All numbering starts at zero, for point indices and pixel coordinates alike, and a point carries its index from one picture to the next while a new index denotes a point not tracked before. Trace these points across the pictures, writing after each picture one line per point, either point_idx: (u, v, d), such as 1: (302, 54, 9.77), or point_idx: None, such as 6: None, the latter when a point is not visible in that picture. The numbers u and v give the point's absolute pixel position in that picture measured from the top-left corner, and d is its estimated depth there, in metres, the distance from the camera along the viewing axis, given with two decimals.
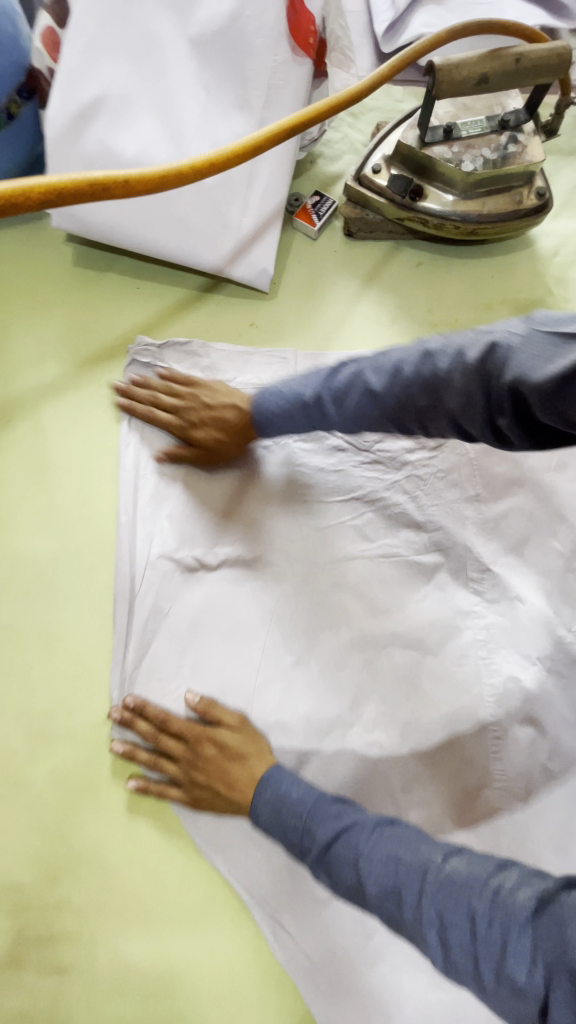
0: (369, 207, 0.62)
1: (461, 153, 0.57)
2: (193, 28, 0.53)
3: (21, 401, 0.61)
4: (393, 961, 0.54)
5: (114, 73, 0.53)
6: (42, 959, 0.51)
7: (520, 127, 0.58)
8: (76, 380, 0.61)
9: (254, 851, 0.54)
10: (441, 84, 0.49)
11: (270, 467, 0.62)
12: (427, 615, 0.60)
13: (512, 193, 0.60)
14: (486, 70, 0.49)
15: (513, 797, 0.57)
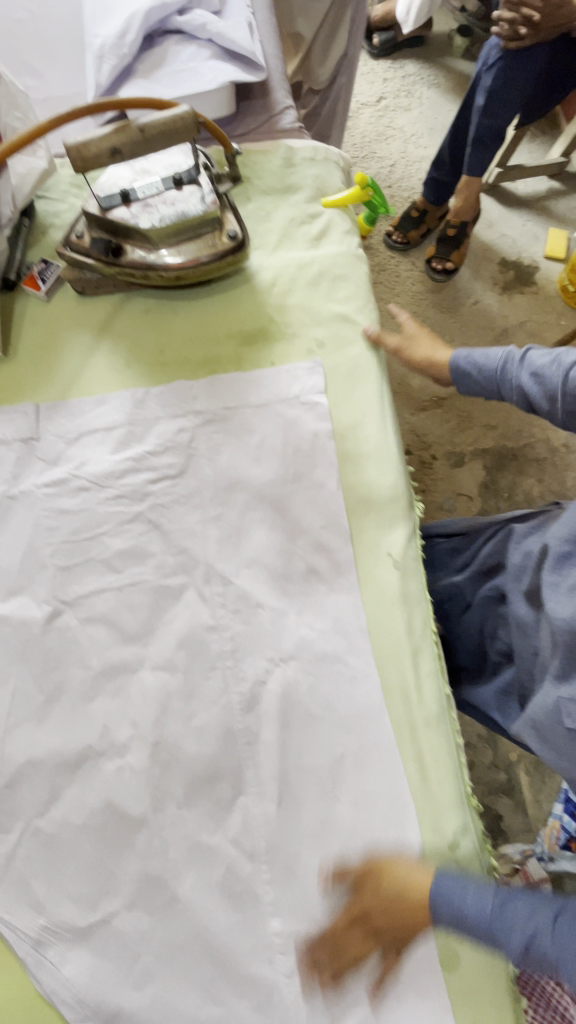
0: (84, 268, 0.67)
1: (139, 212, 0.63)
2: None
3: None
4: (162, 985, 0.55)
5: None
6: None
7: (193, 181, 0.63)
8: None
9: (12, 887, 0.56)
10: (78, 160, 0.55)
11: (16, 512, 0.63)
12: (176, 635, 0.61)
13: (206, 240, 0.66)
14: (114, 144, 0.55)
15: (266, 796, 0.59)
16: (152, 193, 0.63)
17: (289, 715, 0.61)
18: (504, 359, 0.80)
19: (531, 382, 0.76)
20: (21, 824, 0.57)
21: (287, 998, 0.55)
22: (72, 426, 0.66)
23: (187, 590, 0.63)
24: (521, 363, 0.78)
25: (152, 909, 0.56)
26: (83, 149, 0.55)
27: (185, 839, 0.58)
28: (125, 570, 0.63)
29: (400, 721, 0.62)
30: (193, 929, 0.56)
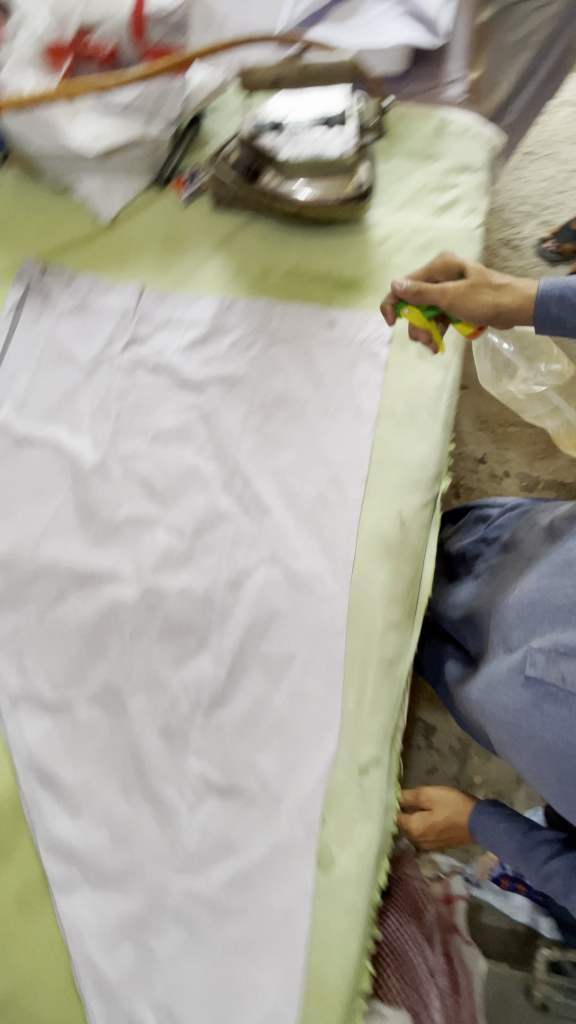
0: (225, 184, 0.76)
1: (281, 143, 0.72)
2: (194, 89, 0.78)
3: None
4: (94, 769, 0.67)
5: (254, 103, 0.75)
6: None
7: (338, 119, 0.72)
8: None
9: (9, 651, 0.69)
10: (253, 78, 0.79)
11: (103, 368, 0.75)
12: (193, 510, 0.71)
13: (333, 183, 0.73)
14: (279, 74, 0.78)
15: (221, 663, 0.68)
16: (298, 125, 0.73)
17: (261, 608, 0.69)
18: (544, 302, 0.57)
19: (555, 309, 0.56)
20: (30, 609, 0.70)
21: (183, 822, 0.65)
22: (169, 315, 0.77)
23: (212, 481, 0.72)
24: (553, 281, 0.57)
25: (106, 709, 0.67)
26: (257, 75, 0.79)
27: (142, 676, 0.68)
28: (170, 445, 0.73)
29: (354, 652, 0.68)
30: (128, 739, 0.67)
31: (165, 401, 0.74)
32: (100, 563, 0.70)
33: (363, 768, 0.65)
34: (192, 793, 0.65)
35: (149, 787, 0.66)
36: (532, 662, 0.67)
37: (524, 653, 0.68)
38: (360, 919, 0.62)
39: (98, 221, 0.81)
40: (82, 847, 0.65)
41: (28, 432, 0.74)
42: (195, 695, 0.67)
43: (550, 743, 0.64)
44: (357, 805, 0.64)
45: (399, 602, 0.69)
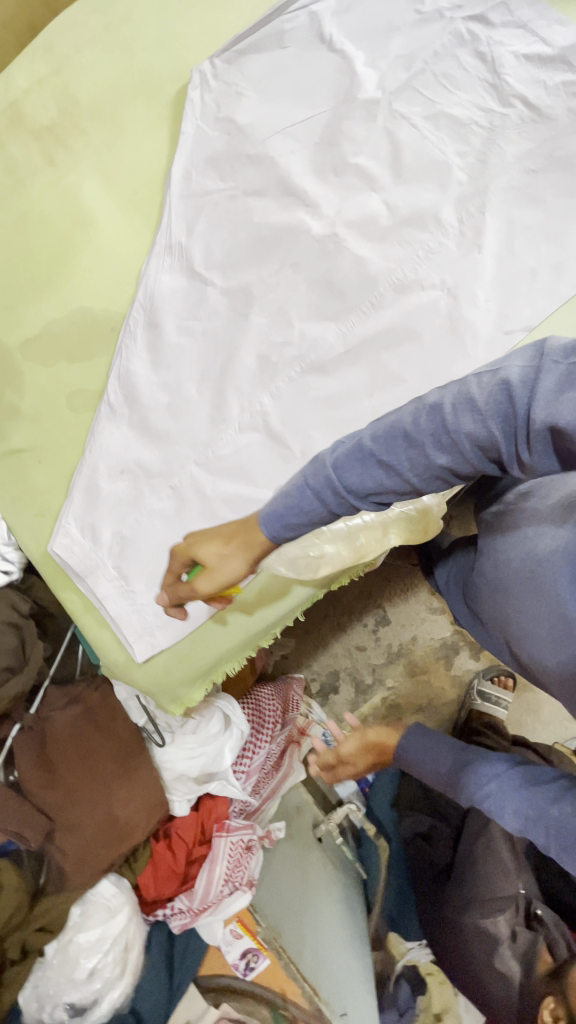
0: None
1: None
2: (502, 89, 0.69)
3: None
4: (190, 345, 0.71)
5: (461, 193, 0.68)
6: (45, 143, 0.74)
7: None
8: None
9: (187, 207, 0.71)
10: None
11: (435, 28, 0.70)
12: (417, 200, 0.68)
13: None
14: None
15: (343, 342, 0.69)
16: None
17: (408, 322, 0.68)
18: (404, 478, 0.43)
19: (406, 463, 0.42)
20: (229, 184, 0.70)
21: (227, 433, 0.71)
22: (527, 21, 0.70)
23: (452, 187, 0.68)
24: (447, 434, 0.40)
25: (232, 307, 0.71)
26: None
27: (275, 303, 0.70)
28: (441, 132, 0.69)
29: None
30: (231, 344, 0.71)
31: (467, 91, 0.69)
32: (310, 186, 0.69)
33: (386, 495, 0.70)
34: (249, 417, 0.71)
35: (222, 390, 0.71)
36: None
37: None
38: (304, 587, 0.70)
39: None
40: (142, 392, 0.72)
41: (331, 34, 0.71)
42: (304, 350, 0.70)
43: (569, 651, 0.54)
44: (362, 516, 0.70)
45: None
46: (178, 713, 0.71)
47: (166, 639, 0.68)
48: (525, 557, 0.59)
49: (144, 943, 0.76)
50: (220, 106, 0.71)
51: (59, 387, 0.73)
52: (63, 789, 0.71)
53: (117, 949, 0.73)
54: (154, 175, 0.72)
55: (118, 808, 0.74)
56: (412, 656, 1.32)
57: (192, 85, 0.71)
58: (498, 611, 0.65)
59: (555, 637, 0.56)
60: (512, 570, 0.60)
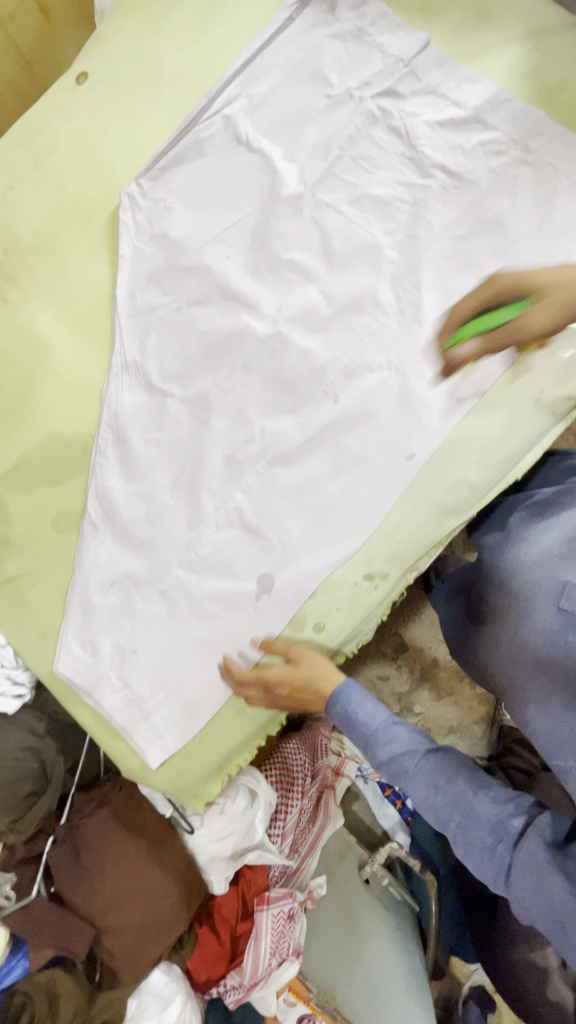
0: None
1: None
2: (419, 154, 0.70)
3: None
4: (158, 455, 0.74)
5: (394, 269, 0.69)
6: None
7: None
8: None
9: (137, 325, 0.74)
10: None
11: (348, 109, 0.71)
12: (353, 285, 0.70)
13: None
14: None
15: (303, 432, 0.71)
16: None
17: (362, 404, 0.70)
18: None
19: None
20: (172, 297, 0.73)
21: (206, 534, 0.73)
22: (438, 85, 0.70)
23: (385, 268, 0.69)
24: None
25: (192, 414, 0.73)
26: None
27: (233, 405, 0.72)
28: (367, 214, 0.70)
29: (423, 485, 0.69)
30: (197, 448, 0.73)
31: (387, 168, 0.70)
32: (249, 288, 0.71)
33: (370, 579, 0.70)
34: (224, 515, 0.73)
35: (195, 493, 0.73)
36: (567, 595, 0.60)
37: (563, 586, 0.61)
38: (295, 685, 0.71)
39: None
40: (121, 505, 0.75)
41: (248, 135, 0.73)
42: (268, 444, 0.72)
43: (561, 667, 0.60)
44: (346, 604, 0.71)
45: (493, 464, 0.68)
46: (200, 807, 0.74)
47: (177, 741, 0.71)
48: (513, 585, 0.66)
49: (201, 1023, 0.79)
50: (153, 224, 0.74)
51: (42, 511, 0.76)
52: (100, 895, 0.74)
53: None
54: (101, 298, 0.75)
55: (155, 898, 0.77)
56: (435, 678, 1.31)
57: (123, 207, 0.74)
58: (488, 642, 0.69)
59: (544, 655, 0.61)
60: (510, 593, 0.66)
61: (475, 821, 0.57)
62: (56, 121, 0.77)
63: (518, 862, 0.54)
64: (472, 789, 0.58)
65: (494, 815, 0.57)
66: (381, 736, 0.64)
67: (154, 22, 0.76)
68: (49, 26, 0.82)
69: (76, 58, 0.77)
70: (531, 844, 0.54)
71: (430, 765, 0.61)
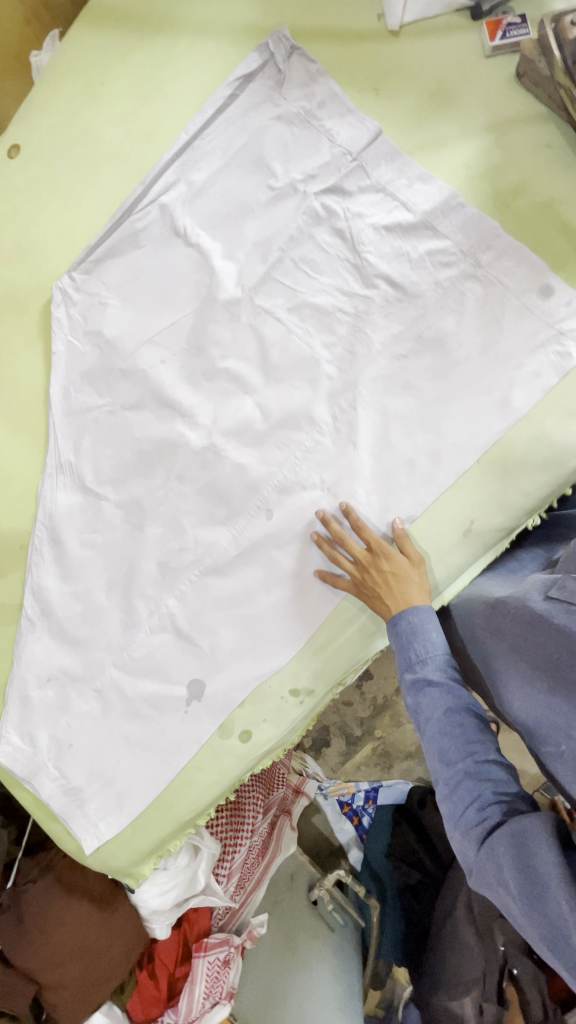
0: (543, 61, 0.61)
1: None
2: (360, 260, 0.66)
3: (177, 21, 0.70)
4: (93, 556, 0.74)
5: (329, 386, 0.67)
6: None
7: None
8: (232, 35, 0.68)
9: (70, 426, 0.73)
10: None
11: (290, 205, 0.67)
12: (289, 400, 0.68)
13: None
14: None
15: (235, 545, 0.71)
16: None
17: (295, 521, 0.70)
18: None
19: None
20: (107, 399, 0.71)
21: (139, 637, 0.74)
22: (387, 182, 0.65)
23: (322, 384, 0.67)
24: None
25: (127, 518, 0.73)
26: None
27: (167, 512, 0.72)
28: (305, 325, 0.67)
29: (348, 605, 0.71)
30: (132, 552, 0.74)
31: (328, 277, 0.67)
32: (183, 396, 0.69)
33: (294, 695, 0.72)
34: (158, 620, 0.74)
35: (129, 597, 0.74)
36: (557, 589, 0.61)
37: (555, 578, 0.62)
38: (222, 784, 0.74)
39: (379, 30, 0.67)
40: (57, 604, 0.75)
41: (186, 227, 0.69)
42: (201, 553, 0.72)
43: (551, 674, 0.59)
44: (272, 715, 0.73)
45: (435, 571, 0.68)
46: (134, 885, 0.79)
47: (111, 830, 0.75)
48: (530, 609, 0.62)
49: None
50: (86, 320, 0.71)
51: None
52: (44, 956, 0.81)
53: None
54: (35, 394, 0.73)
55: (97, 958, 0.84)
56: None
57: (56, 302, 0.71)
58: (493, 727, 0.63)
59: (535, 647, 0.62)
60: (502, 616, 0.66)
61: (460, 790, 0.59)
62: None
63: (485, 846, 0.55)
64: (495, 756, 0.61)
65: (500, 786, 0.59)
66: (415, 684, 0.65)
67: (89, 88, 0.71)
68: None
69: (9, 128, 0.73)
70: (511, 837, 0.53)
71: (449, 720, 0.62)
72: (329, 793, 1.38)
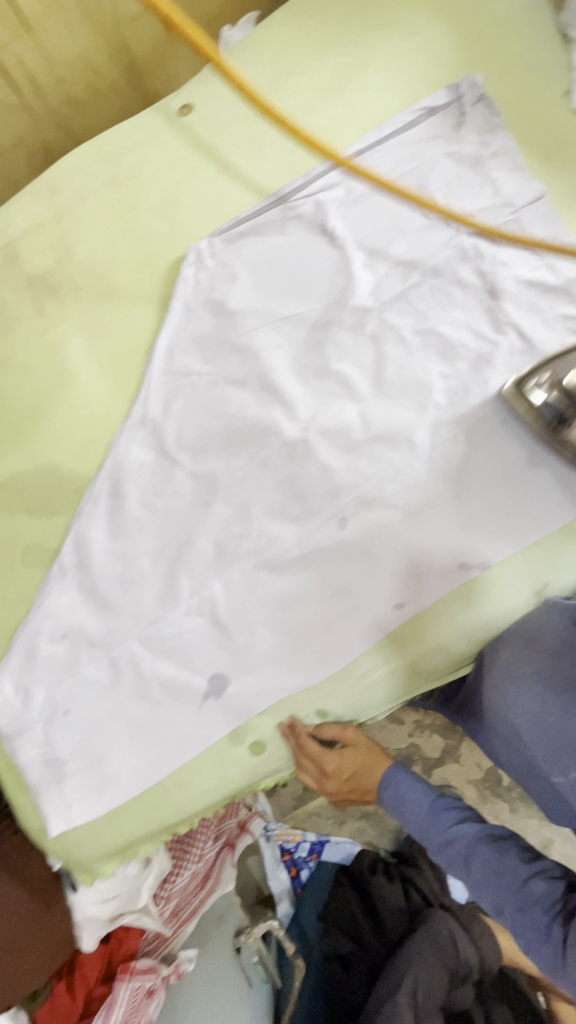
0: None
1: None
2: (494, 304, 0.67)
3: (374, 40, 0.72)
4: (150, 519, 0.71)
5: (436, 414, 0.67)
6: (37, 288, 0.73)
7: None
8: (423, 72, 0.72)
9: (167, 383, 0.70)
10: None
11: (440, 236, 0.69)
12: (394, 416, 0.67)
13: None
14: None
15: (299, 546, 0.68)
16: None
17: (366, 538, 0.67)
18: None
19: None
20: (211, 367, 0.70)
21: (174, 614, 0.70)
22: (534, 244, 0.68)
23: (429, 411, 0.67)
24: None
25: (197, 491, 0.70)
26: None
27: (238, 497, 0.69)
28: (428, 349, 0.67)
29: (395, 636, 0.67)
30: (192, 526, 0.70)
31: (461, 311, 0.68)
32: (289, 385, 0.68)
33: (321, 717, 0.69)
34: (198, 602, 0.70)
35: (173, 580, 0.71)
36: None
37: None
38: (214, 791, 0.69)
39: (559, 106, 0.71)
40: (98, 557, 0.71)
41: (334, 228, 0.69)
42: (261, 545, 0.69)
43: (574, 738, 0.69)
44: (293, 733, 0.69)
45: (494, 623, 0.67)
46: (88, 882, 0.72)
47: (84, 815, 0.69)
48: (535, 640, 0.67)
49: None
50: (213, 288, 0.70)
51: (15, 540, 0.72)
52: None
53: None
54: (140, 343, 0.71)
55: (18, 957, 0.75)
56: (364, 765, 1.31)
57: (187, 262, 0.70)
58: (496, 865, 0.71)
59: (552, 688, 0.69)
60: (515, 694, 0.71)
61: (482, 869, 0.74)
62: (147, 146, 0.73)
63: (514, 863, 0.72)
64: (527, 872, 0.71)
65: (548, 890, 0.68)
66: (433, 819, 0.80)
67: (275, 78, 0.72)
68: (169, 38, 0.78)
69: (185, 90, 0.73)
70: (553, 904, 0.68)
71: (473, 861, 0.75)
72: (272, 835, 1.27)
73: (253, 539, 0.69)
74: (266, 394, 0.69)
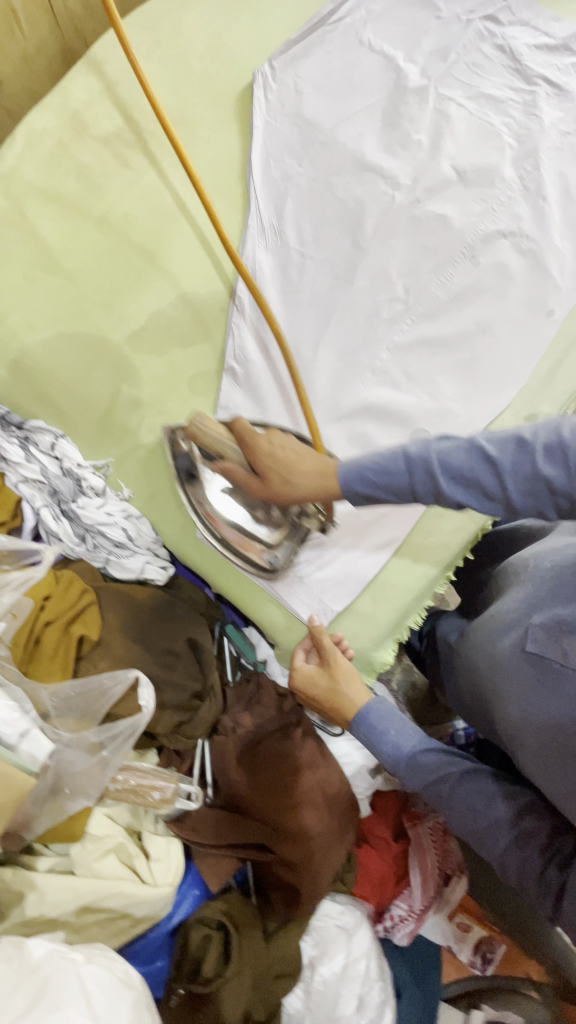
0: None
1: None
2: (521, 56, 0.77)
3: None
4: (297, 314, 0.73)
5: (507, 151, 0.75)
6: (115, 145, 0.75)
7: None
8: None
9: (270, 193, 0.75)
10: None
11: (451, 22, 0.79)
12: (479, 162, 0.75)
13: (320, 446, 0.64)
14: None
15: (443, 291, 0.73)
16: None
17: (498, 271, 0.73)
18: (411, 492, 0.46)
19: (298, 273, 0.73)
20: (307, 167, 0.75)
21: (357, 388, 0.71)
22: (539, 6, 0.78)
23: (507, 149, 0.75)
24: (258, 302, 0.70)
25: (333, 276, 0.73)
26: None
27: (374, 266, 0.73)
28: (483, 111, 0.77)
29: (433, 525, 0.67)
30: (338, 307, 0.73)
31: (499, 72, 0.77)
32: (384, 164, 0.75)
33: (532, 421, 0.72)
34: (373, 369, 0.72)
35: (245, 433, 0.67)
36: (534, 635, 0.47)
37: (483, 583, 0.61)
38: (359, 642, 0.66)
39: None
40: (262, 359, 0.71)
41: (369, 38, 0.78)
42: (416, 299, 0.72)
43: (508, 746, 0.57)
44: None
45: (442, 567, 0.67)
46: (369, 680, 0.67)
47: (341, 602, 0.66)
48: (492, 666, 0.53)
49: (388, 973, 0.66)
50: (286, 108, 0.76)
51: (175, 374, 0.70)
52: (281, 797, 0.62)
53: (366, 961, 0.62)
54: (233, 172, 0.76)
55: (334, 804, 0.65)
56: None
57: (257, 85, 0.76)
58: (505, 830, 0.46)
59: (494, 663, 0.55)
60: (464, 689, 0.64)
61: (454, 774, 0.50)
62: (180, 11, 0.78)
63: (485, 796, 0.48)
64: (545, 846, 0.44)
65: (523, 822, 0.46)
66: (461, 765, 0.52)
67: None
68: None
69: None
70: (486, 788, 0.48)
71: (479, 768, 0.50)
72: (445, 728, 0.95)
73: (403, 298, 0.73)
74: (366, 175, 0.75)
